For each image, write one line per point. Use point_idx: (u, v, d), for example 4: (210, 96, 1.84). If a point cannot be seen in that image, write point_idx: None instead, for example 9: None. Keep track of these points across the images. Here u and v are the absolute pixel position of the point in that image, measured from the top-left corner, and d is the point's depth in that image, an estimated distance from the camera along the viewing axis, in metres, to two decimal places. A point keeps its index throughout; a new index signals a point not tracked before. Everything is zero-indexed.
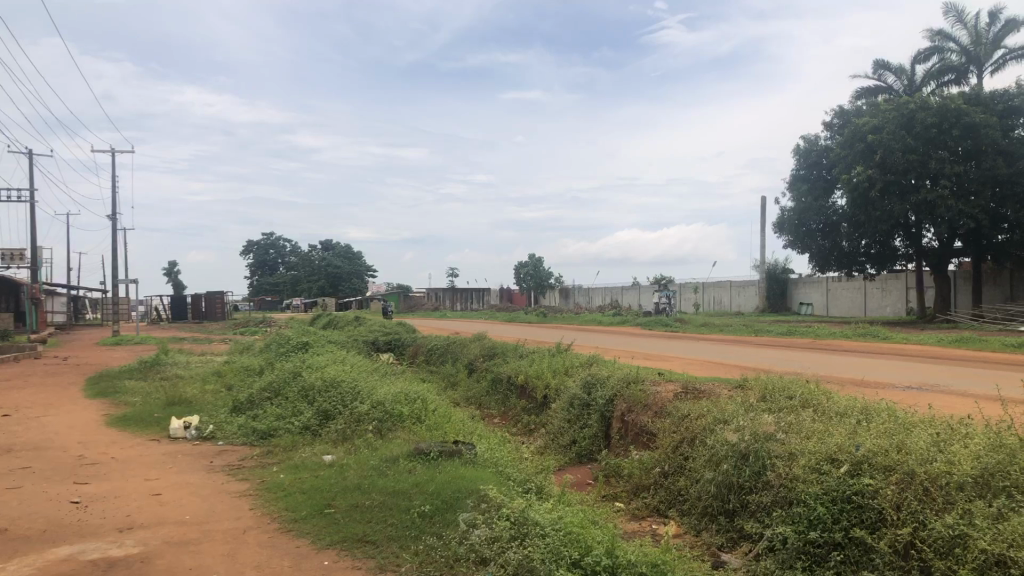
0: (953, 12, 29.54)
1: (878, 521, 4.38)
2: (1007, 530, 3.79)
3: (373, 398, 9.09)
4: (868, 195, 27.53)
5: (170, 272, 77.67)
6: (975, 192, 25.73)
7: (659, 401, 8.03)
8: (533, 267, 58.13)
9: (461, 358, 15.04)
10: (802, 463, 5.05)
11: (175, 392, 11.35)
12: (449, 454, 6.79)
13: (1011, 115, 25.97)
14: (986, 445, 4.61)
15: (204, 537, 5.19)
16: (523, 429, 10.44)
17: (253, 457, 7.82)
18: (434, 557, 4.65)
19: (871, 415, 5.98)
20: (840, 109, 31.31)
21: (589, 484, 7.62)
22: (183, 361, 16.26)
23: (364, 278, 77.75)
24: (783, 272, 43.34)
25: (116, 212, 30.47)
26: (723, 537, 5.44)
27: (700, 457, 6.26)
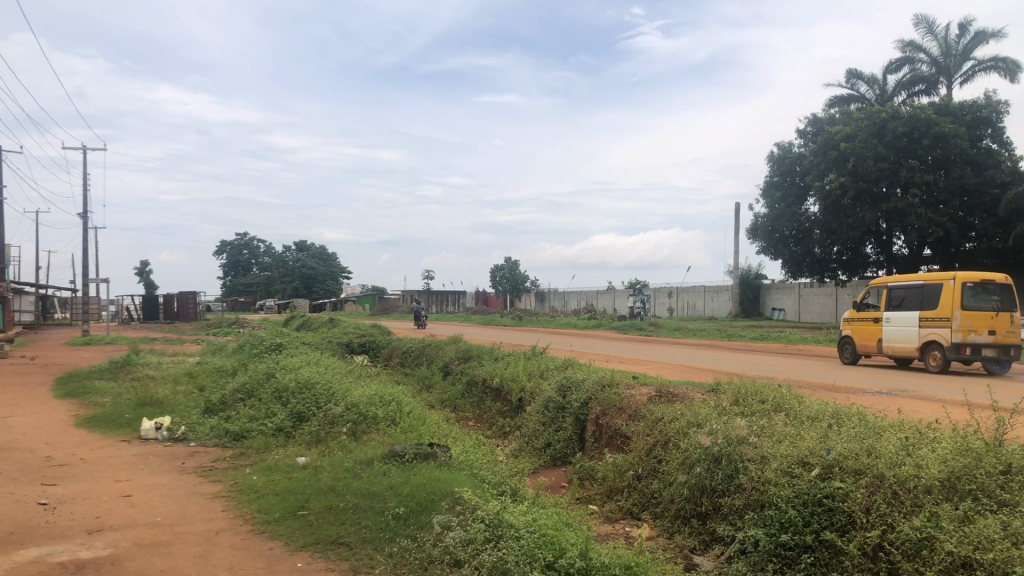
0: (923, 24, 30.10)
1: (848, 524, 4.44)
2: (974, 532, 3.86)
3: (347, 400, 9.04)
4: (840, 202, 27.85)
5: (142, 271, 76.76)
6: (945, 201, 26.16)
7: (633, 404, 8.08)
8: (508, 271, 58.22)
9: (435, 362, 15.01)
10: (774, 466, 5.08)
11: (146, 393, 11.24)
12: (424, 456, 6.78)
13: (979, 125, 26.53)
14: (953, 450, 4.69)
15: (175, 540, 5.13)
16: (498, 431, 10.45)
17: (225, 459, 7.76)
18: (408, 560, 4.65)
19: (842, 419, 6.06)
20: (813, 117, 31.69)
21: (563, 487, 7.62)
22: (154, 362, 16.10)
23: (338, 280, 77.52)
24: (756, 277, 43.58)
25: (86, 210, 29.95)
26: (695, 540, 5.47)
27: (673, 460, 6.30)
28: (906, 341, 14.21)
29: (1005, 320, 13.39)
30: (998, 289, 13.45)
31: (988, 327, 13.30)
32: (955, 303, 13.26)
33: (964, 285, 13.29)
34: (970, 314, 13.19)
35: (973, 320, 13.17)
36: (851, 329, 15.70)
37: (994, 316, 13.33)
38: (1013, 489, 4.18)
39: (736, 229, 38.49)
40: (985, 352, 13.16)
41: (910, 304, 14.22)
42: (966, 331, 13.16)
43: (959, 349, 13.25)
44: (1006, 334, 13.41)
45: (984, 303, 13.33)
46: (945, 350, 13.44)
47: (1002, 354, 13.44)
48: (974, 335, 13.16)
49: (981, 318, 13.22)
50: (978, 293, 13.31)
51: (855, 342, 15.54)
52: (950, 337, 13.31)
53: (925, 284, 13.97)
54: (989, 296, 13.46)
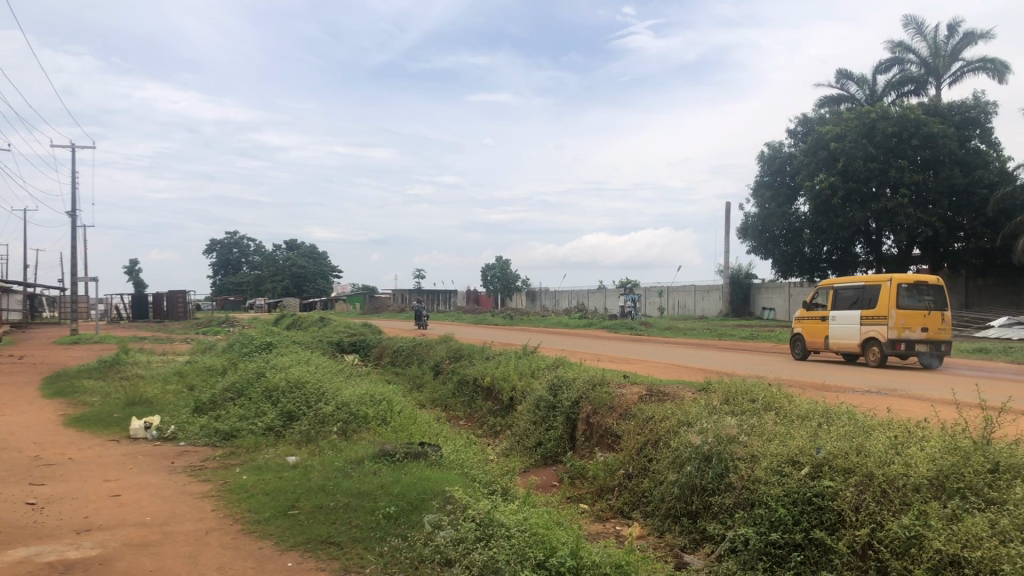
0: (912, 25, 30.27)
1: (837, 522, 4.46)
2: (962, 530, 3.88)
3: (338, 399, 9.02)
4: (830, 202, 27.96)
5: (131, 270, 76.35)
6: (933, 201, 26.31)
7: (623, 403, 8.09)
8: (499, 270, 58.19)
9: (426, 361, 14.99)
10: (763, 465, 5.10)
11: (135, 392, 11.19)
12: (415, 455, 6.77)
13: (967, 126, 26.70)
14: (941, 448, 4.70)
15: (165, 539, 5.11)
16: (489, 430, 10.45)
17: (215, 458, 7.73)
18: (399, 559, 4.64)
19: (831, 418, 6.08)
20: (803, 117, 31.80)
21: (554, 486, 7.63)
22: (143, 361, 16.01)
23: (328, 279, 77.35)
24: (746, 277, 43.69)
25: (74, 209, 29.75)
26: (686, 539, 5.49)
27: (664, 458, 6.32)
28: (849, 338, 15.35)
29: (938, 318, 14.53)
30: (932, 289, 14.58)
31: (921, 324, 14.45)
32: (891, 303, 14.38)
33: (900, 286, 14.40)
34: (905, 313, 14.30)
35: (907, 317, 14.31)
36: (802, 327, 16.81)
37: (926, 315, 14.46)
38: (1000, 487, 4.21)
39: (726, 228, 38.57)
40: (918, 347, 14.30)
41: (855, 304, 15.34)
42: (901, 328, 14.31)
43: (895, 345, 14.37)
44: (938, 331, 14.55)
45: (918, 303, 14.45)
46: (883, 345, 14.58)
47: (935, 349, 14.58)
48: (908, 332, 14.29)
49: (915, 316, 14.35)
50: (913, 294, 14.45)
51: (806, 340, 16.62)
52: (887, 334, 14.44)
53: (867, 284, 15.03)
54: (923, 295, 14.58)
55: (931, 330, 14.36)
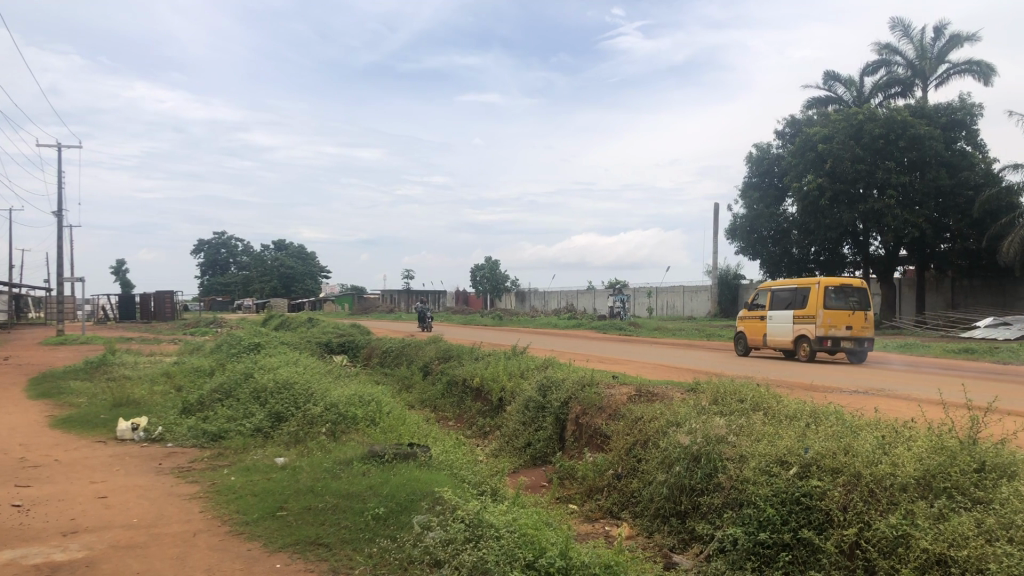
0: (899, 28, 30.46)
1: (825, 522, 4.48)
2: (948, 530, 3.90)
3: (327, 401, 8.99)
4: (818, 203, 28.07)
5: (118, 271, 75.91)
6: (920, 203, 26.50)
7: (613, 404, 8.10)
8: (489, 271, 58.10)
9: (415, 362, 14.96)
10: (752, 465, 5.12)
11: (122, 393, 11.12)
12: (404, 456, 6.76)
13: (953, 128, 26.92)
14: (928, 448, 4.72)
15: (152, 541, 5.08)
16: (478, 431, 10.45)
17: (203, 459, 7.71)
18: (388, 560, 4.64)
19: (819, 418, 6.10)
20: (791, 118, 31.93)
21: (543, 486, 7.64)
22: (130, 362, 15.90)
23: (317, 279, 77.18)
24: (735, 278, 43.85)
25: (60, 209, 29.54)
26: (675, 539, 5.50)
27: (653, 459, 6.33)
28: (783, 336, 16.92)
29: (862, 317, 16.05)
30: (856, 291, 16.10)
31: (847, 323, 15.98)
32: (819, 303, 15.93)
33: (827, 288, 15.92)
34: (831, 313, 15.86)
35: (833, 317, 15.84)
36: (743, 326, 18.44)
37: (851, 314, 15.96)
38: (986, 487, 4.24)
39: (715, 229, 38.68)
40: (842, 344, 15.87)
41: (786, 305, 16.96)
42: (827, 326, 15.84)
43: (823, 341, 15.91)
44: (863, 329, 16.06)
45: (844, 304, 15.97)
46: (810, 342, 16.16)
47: (860, 345, 16.12)
48: (834, 330, 15.83)
49: (841, 315, 15.88)
50: (839, 295, 15.95)
51: (748, 337, 18.25)
52: (815, 331, 15.99)
53: (798, 287, 16.62)
54: (849, 297, 16.12)
55: (855, 327, 15.89)
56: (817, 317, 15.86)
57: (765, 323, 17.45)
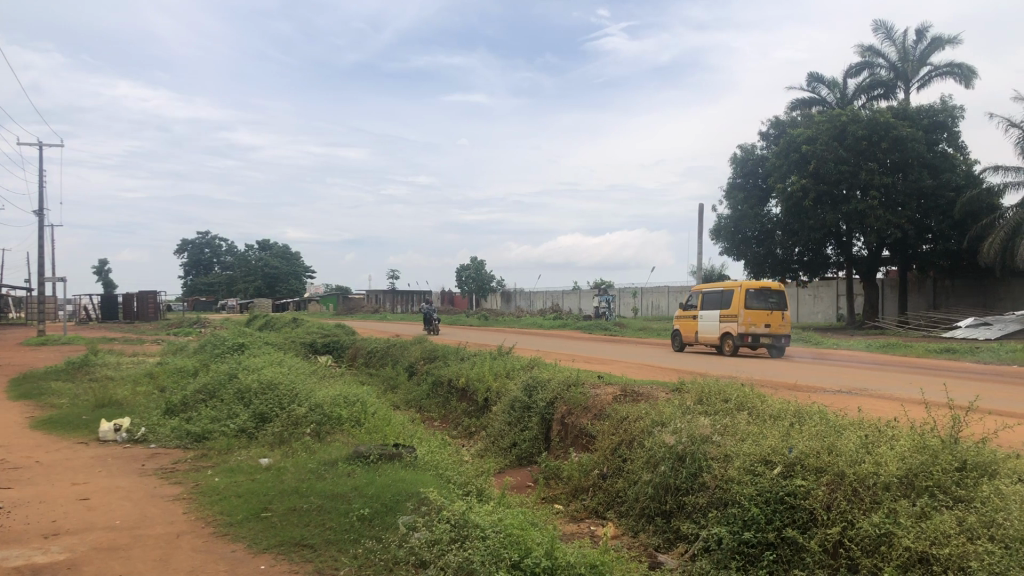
0: (881, 30, 30.68)
1: (809, 521, 4.51)
2: (930, 528, 3.94)
3: (311, 401, 8.96)
4: (801, 204, 28.20)
5: (101, 270, 75.22)
6: (902, 204, 26.73)
7: (598, 404, 8.11)
8: (475, 271, 58.21)
9: (401, 362, 14.93)
10: (736, 465, 5.14)
11: (105, 394, 11.04)
12: (389, 457, 6.75)
13: (935, 130, 27.20)
14: (911, 446, 4.74)
15: (134, 543, 5.04)
16: (463, 432, 10.45)
17: (186, 460, 7.65)
18: (373, 560, 4.63)
19: (802, 417, 6.14)
20: (776, 119, 32.09)
21: (529, 486, 7.64)
22: (113, 362, 15.77)
23: (302, 279, 76.92)
24: (719, 278, 44.12)
25: (41, 208, 29.23)
26: (660, 538, 5.52)
27: (638, 459, 6.35)
28: (710, 333, 18.37)
29: (780, 316, 17.48)
30: (775, 293, 17.50)
31: (766, 322, 17.39)
32: (740, 304, 17.34)
33: (747, 290, 17.35)
34: (750, 312, 17.29)
35: (753, 317, 17.27)
36: (679, 325, 19.93)
37: (770, 314, 17.38)
38: (967, 485, 4.28)
39: (700, 230, 38.80)
40: (762, 340, 17.26)
41: (714, 305, 18.41)
42: (748, 325, 17.26)
43: (744, 338, 17.34)
44: (780, 327, 17.50)
45: (764, 304, 17.39)
46: (734, 339, 17.59)
47: (778, 341, 17.54)
48: (753, 328, 17.25)
49: (760, 315, 17.30)
50: (759, 297, 17.38)
51: (682, 334, 19.73)
52: (737, 329, 17.42)
53: (724, 290, 18.07)
54: (769, 298, 17.53)
55: (773, 326, 17.33)
56: (737, 316, 17.31)
57: (695, 321, 18.91)
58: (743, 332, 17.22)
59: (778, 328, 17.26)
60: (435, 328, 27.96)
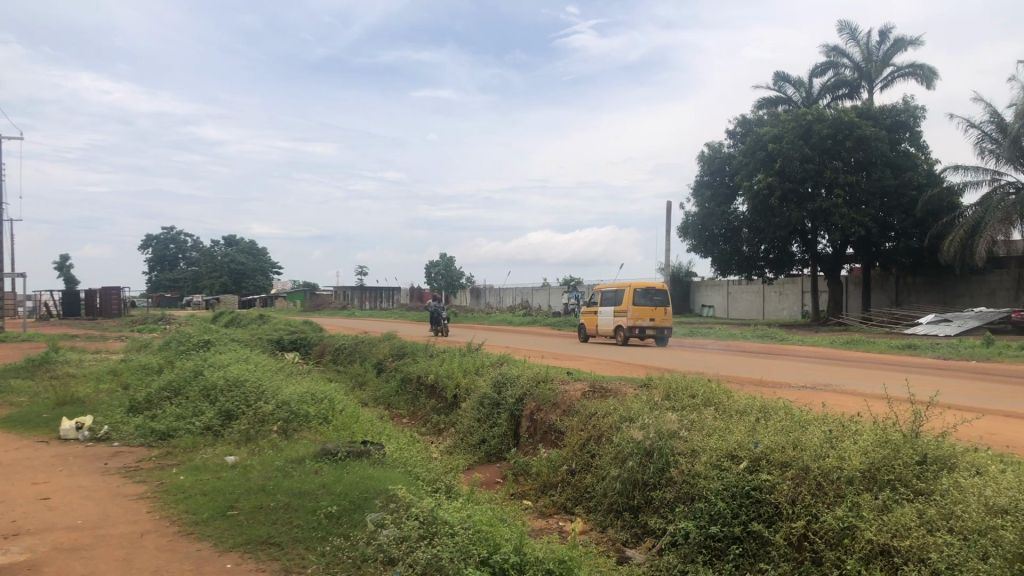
0: (846, 30, 31.11)
1: (775, 515, 4.57)
2: (891, 521, 4.02)
3: (278, 398, 8.88)
4: (767, 202, 28.47)
5: (62, 266, 73.77)
6: (865, 202, 27.20)
7: (567, 399, 8.14)
8: (444, 267, 58.25)
9: (369, 359, 14.85)
10: (704, 460, 5.20)
11: (66, 392, 10.83)
12: (357, 454, 6.73)
13: (897, 129, 27.72)
14: (874, 441, 4.80)
15: (97, 543, 4.97)
16: (432, 429, 10.41)
17: (151, 458, 7.54)
18: (340, 558, 4.60)
19: (767, 413, 6.20)
20: (742, 117, 32.42)
21: (498, 482, 7.65)
22: (74, 360, 15.48)
23: (269, 276, 76.18)
24: (686, 275, 44.61)
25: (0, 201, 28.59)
26: (627, 533, 5.56)
27: (606, 455, 6.38)
28: (606, 326, 21.05)
29: (663, 311, 20.06)
30: (660, 291, 20.08)
31: (651, 316, 19.95)
32: (629, 301, 19.98)
33: (635, 290, 19.97)
34: (637, 308, 19.90)
35: (639, 312, 19.85)
36: (586, 319, 22.63)
37: (654, 309, 19.96)
38: (928, 478, 4.37)
39: (668, 227, 39.05)
40: (647, 332, 19.86)
41: (610, 302, 21.09)
42: (635, 319, 19.88)
43: (632, 330, 19.93)
44: (664, 320, 20.07)
45: (649, 301, 19.99)
46: (624, 330, 20.21)
47: (662, 332, 20.15)
48: (640, 322, 19.87)
49: (645, 310, 19.90)
50: (645, 295, 20.01)
51: (586, 327, 22.45)
52: (626, 323, 20.06)
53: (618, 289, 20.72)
54: (655, 296, 20.11)
55: (657, 319, 19.87)
56: (626, 312, 19.94)
57: (595, 316, 21.57)
58: (629, 326, 19.84)
59: (662, 322, 19.82)
60: (444, 329, 24.42)
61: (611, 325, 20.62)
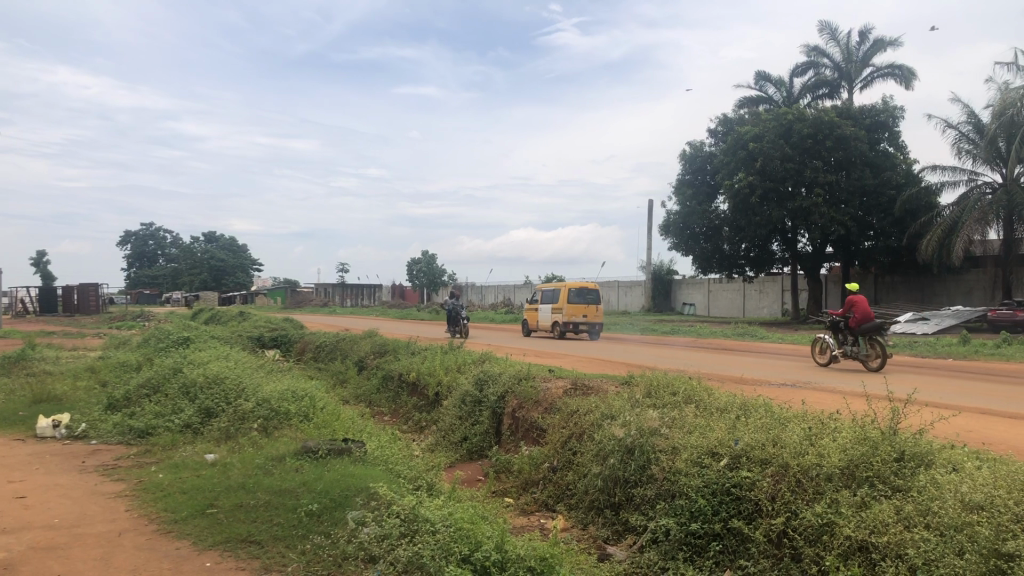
0: (826, 31, 31.33)
1: (754, 512, 4.61)
2: (869, 517, 4.06)
3: (259, 396, 8.82)
4: (748, 200, 28.60)
5: (39, 262, 72.90)
6: (845, 201, 27.43)
7: (548, 397, 8.16)
8: (425, 264, 58.09)
9: (350, 356, 14.78)
10: (684, 457, 5.23)
11: (42, 390, 10.68)
12: (338, 452, 6.69)
13: (877, 129, 27.99)
14: (852, 438, 4.85)
15: (73, 543, 4.91)
16: (414, 426, 10.39)
17: (129, 457, 7.46)
18: (321, 557, 4.59)
19: (748, 411, 6.25)
20: (724, 117, 32.59)
21: (480, 480, 7.65)
22: (50, 356, 15.30)
23: (249, 273, 75.73)
24: (668, 273, 44.81)
25: None
26: (608, 530, 5.58)
27: (587, 452, 6.40)
28: (543, 321, 22.84)
29: (595, 309, 22.03)
30: (592, 290, 22.07)
31: (584, 312, 21.88)
32: (564, 300, 21.85)
33: (569, 289, 21.92)
34: (571, 305, 21.81)
35: (573, 309, 21.77)
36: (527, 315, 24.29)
37: (586, 307, 21.91)
38: (905, 475, 4.41)
39: (650, 225, 39.15)
40: (579, 327, 21.79)
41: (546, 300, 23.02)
42: (568, 315, 21.76)
43: (567, 325, 21.82)
44: (596, 316, 22.06)
45: (582, 300, 21.96)
46: (559, 325, 22.06)
47: (594, 327, 22.07)
48: (573, 318, 21.74)
49: (578, 307, 21.83)
50: (578, 293, 21.96)
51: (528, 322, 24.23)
52: (561, 319, 21.91)
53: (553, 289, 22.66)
54: (588, 295, 22.09)
55: (589, 315, 21.85)
56: (560, 309, 21.79)
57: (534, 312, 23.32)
58: (563, 321, 21.75)
59: (593, 318, 21.77)
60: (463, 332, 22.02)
61: (548, 321, 22.45)
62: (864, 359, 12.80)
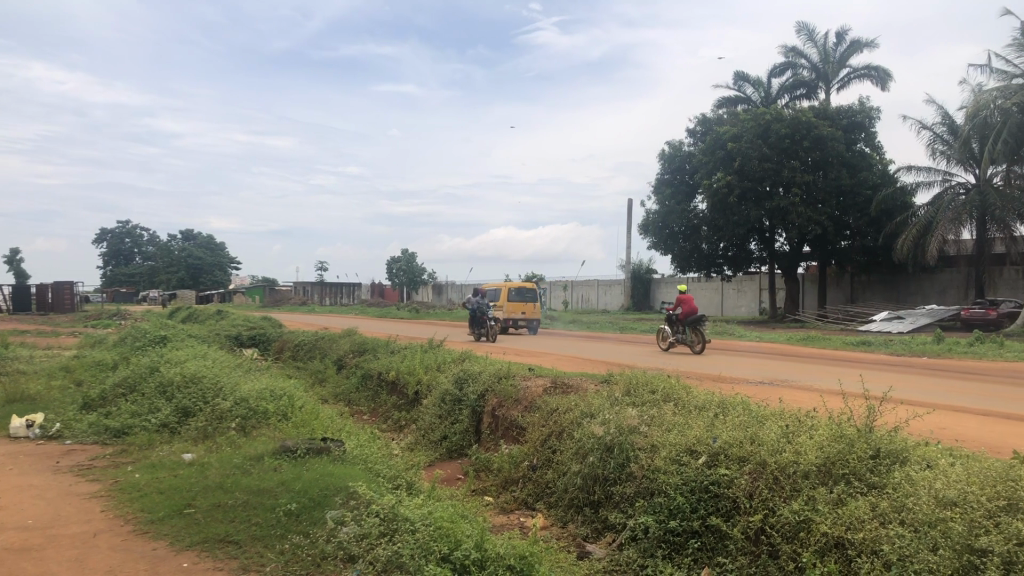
0: (804, 31, 31.57)
1: (732, 509, 4.65)
2: (845, 514, 4.10)
3: (236, 395, 8.76)
4: (726, 200, 28.75)
5: (12, 260, 71.87)
6: (822, 201, 27.69)
7: (528, 396, 8.16)
8: (405, 263, 57.92)
9: (330, 355, 14.72)
10: (663, 454, 5.25)
11: (16, 390, 10.55)
12: (317, 452, 6.66)
13: (853, 130, 28.27)
14: (829, 436, 4.88)
15: (47, 544, 4.85)
16: (394, 425, 10.36)
17: (105, 457, 7.37)
18: (299, 556, 4.56)
19: (726, 408, 6.29)
20: (702, 117, 32.74)
21: (459, 479, 7.65)
22: (24, 356, 15.11)
23: (227, 271, 75.16)
24: (647, 272, 45.01)
25: None
26: (587, 528, 5.60)
27: (567, 450, 6.41)
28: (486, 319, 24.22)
29: (533, 305, 23.30)
30: (531, 289, 23.23)
31: (522, 310, 23.15)
32: (504, 299, 23.00)
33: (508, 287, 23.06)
34: (510, 302, 23.01)
35: (513, 307, 23.01)
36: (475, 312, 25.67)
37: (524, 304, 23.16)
38: (881, 472, 4.46)
39: (629, 224, 39.28)
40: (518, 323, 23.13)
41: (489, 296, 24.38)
42: (507, 313, 23.01)
43: (507, 322, 23.08)
44: (534, 313, 23.38)
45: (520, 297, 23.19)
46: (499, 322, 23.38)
47: (533, 323, 23.39)
48: (512, 315, 23.03)
49: (516, 305, 23.05)
50: (516, 291, 23.19)
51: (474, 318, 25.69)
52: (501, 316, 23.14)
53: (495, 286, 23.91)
54: (526, 293, 23.28)
55: (527, 312, 23.15)
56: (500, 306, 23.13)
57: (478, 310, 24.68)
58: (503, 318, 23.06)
59: (529, 315, 23.05)
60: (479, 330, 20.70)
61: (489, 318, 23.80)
62: (690, 343, 16.10)
